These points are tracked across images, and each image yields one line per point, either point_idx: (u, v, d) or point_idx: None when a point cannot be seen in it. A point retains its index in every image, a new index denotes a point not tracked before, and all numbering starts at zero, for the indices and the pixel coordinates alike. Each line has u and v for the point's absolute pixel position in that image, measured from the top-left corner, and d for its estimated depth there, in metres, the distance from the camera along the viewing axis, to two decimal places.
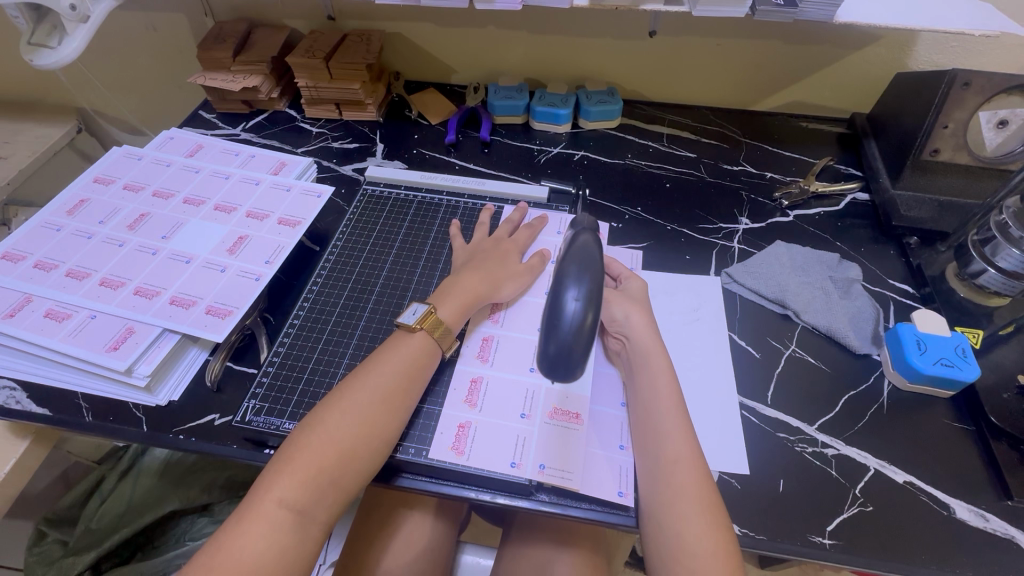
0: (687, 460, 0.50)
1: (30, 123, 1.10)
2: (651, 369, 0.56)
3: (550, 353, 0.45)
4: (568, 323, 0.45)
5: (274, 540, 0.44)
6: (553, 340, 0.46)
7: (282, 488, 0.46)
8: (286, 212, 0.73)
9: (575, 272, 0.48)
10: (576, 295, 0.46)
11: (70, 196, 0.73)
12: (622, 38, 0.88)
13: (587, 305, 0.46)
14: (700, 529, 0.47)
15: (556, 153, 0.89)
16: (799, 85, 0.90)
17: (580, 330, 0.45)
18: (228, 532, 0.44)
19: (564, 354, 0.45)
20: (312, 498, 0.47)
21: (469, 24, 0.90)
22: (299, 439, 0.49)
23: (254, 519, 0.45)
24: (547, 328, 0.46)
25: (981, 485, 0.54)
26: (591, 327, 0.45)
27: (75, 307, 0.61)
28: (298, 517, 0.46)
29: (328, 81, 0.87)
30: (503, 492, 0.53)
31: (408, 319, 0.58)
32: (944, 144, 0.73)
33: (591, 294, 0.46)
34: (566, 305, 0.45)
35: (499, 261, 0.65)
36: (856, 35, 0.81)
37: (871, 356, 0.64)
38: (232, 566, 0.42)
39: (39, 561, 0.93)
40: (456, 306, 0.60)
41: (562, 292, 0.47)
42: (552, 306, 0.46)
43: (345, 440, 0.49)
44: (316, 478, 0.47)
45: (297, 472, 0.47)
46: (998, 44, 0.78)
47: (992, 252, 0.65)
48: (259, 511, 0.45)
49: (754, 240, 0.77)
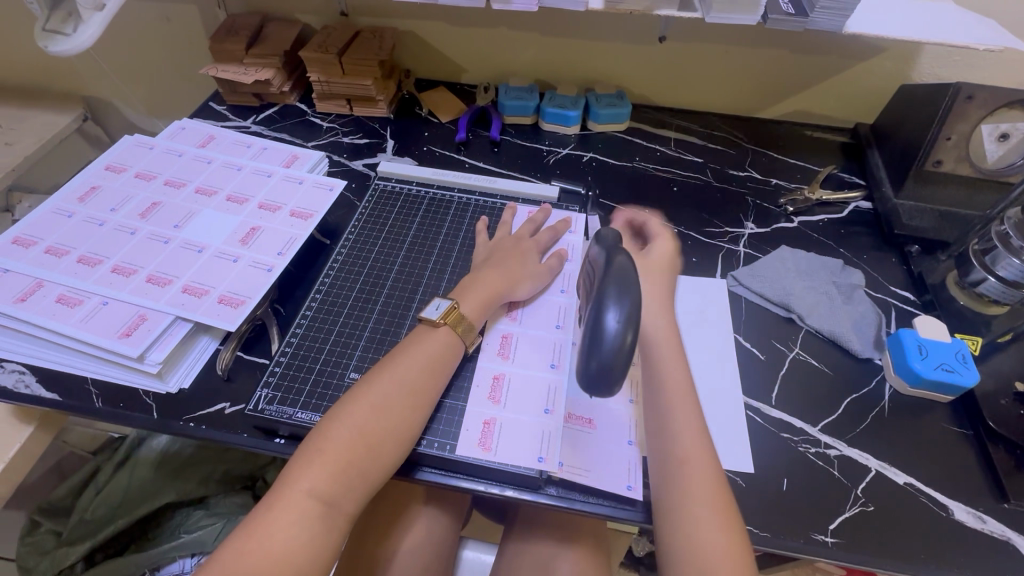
0: (705, 469, 0.50)
1: (35, 110, 1.10)
2: (650, 369, 0.57)
3: (589, 381, 0.44)
4: (607, 349, 0.43)
5: (302, 531, 0.45)
6: (593, 369, 0.44)
7: (311, 479, 0.47)
8: (299, 204, 0.73)
9: (616, 285, 0.45)
10: (617, 316, 0.44)
11: (81, 183, 0.73)
12: (632, 43, 0.89)
13: (627, 326, 0.44)
14: (712, 524, 0.47)
15: (566, 154, 0.90)
16: (805, 94, 0.92)
17: (621, 357, 0.43)
18: (258, 520, 0.45)
19: (602, 382, 0.44)
20: (341, 490, 0.47)
21: (483, 25, 0.91)
22: (325, 431, 0.49)
23: (282, 508, 0.45)
24: (585, 351, 0.45)
25: (979, 488, 0.56)
26: (630, 352, 0.44)
27: (87, 294, 0.62)
28: (327, 508, 0.47)
29: (341, 76, 0.88)
30: (512, 485, 0.54)
31: (431, 314, 0.58)
32: (946, 156, 0.75)
33: (631, 313, 0.44)
34: (605, 326, 0.44)
35: (518, 260, 0.66)
36: (862, 46, 0.83)
37: (872, 360, 0.65)
38: (263, 556, 0.43)
39: (33, 551, 0.94)
40: (477, 301, 0.60)
41: (602, 312, 0.44)
42: (589, 330, 0.45)
43: (373, 433, 0.50)
44: (346, 470, 0.48)
45: (328, 463, 0.47)
46: (1000, 59, 0.80)
47: (993, 261, 0.67)
48: (288, 500, 0.46)
49: (758, 244, 0.78)
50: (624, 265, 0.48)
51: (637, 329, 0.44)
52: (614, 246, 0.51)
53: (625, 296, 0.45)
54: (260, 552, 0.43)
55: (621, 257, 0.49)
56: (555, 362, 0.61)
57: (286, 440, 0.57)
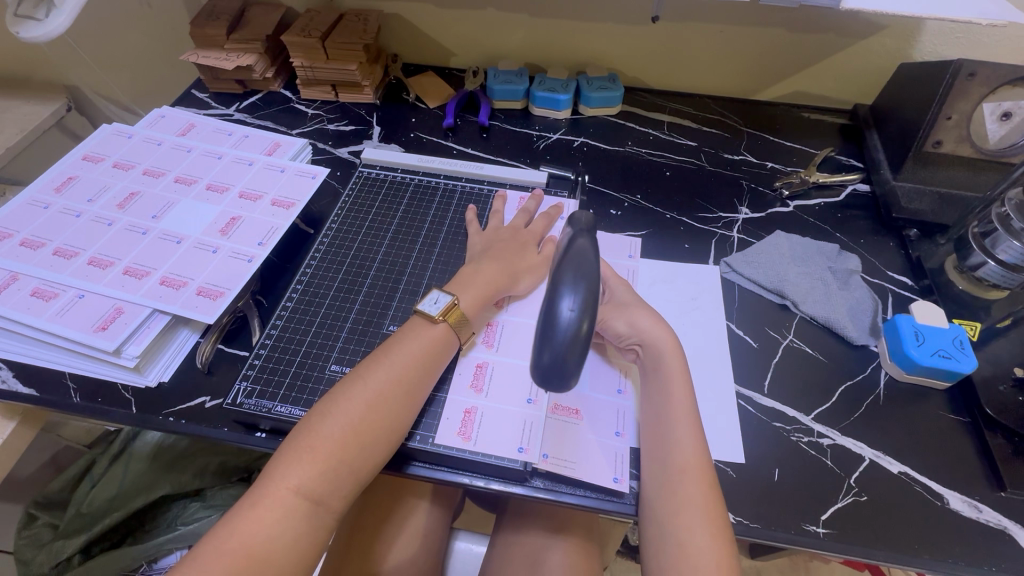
0: (696, 468, 0.49)
1: (17, 101, 1.08)
2: (664, 373, 0.55)
3: (545, 373, 0.43)
4: (560, 339, 0.42)
5: (289, 530, 0.44)
6: (547, 361, 0.43)
7: (299, 476, 0.45)
8: (280, 193, 0.71)
9: (571, 273, 0.45)
10: (571, 304, 0.43)
11: (58, 174, 0.72)
12: (623, 23, 0.87)
13: (583, 314, 0.43)
14: (704, 537, 0.46)
15: (556, 139, 0.87)
16: (801, 75, 0.89)
17: (576, 346, 0.43)
18: (241, 516, 0.44)
19: (557, 373, 0.43)
20: (328, 487, 0.46)
21: (470, 6, 0.88)
22: (314, 426, 0.48)
23: (268, 505, 0.44)
24: (538, 344, 0.44)
25: (975, 475, 0.55)
26: (585, 338, 0.43)
27: (62, 287, 0.60)
28: (312, 505, 0.45)
29: (324, 61, 0.86)
30: (497, 478, 0.53)
31: (431, 309, 0.56)
32: (947, 136, 0.72)
33: (587, 301, 0.44)
34: (559, 315, 0.43)
35: (515, 250, 0.64)
36: (860, 23, 0.81)
37: (868, 347, 0.64)
38: (245, 555, 0.42)
39: (30, 544, 0.94)
40: (477, 295, 0.59)
41: (556, 299, 0.44)
42: (543, 319, 0.44)
43: (365, 429, 0.48)
44: (336, 467, 0.47)
45: (317, 460, 0.46)
46: (1002, 35, 0.78)
47: (992, 244, 0.65)
48: (274, 497, 0.45)
49: (753, 230, 0.76)
50: (583, 251, 0.47)
51: (593, 318, 0.43)
52: (582, 231, 0.50)
53: (581, 283, 0.44)
54: (243, 549, 0.42)
55: (580, 243, 0.48)
56: None
57: (267, 434, 0.56)
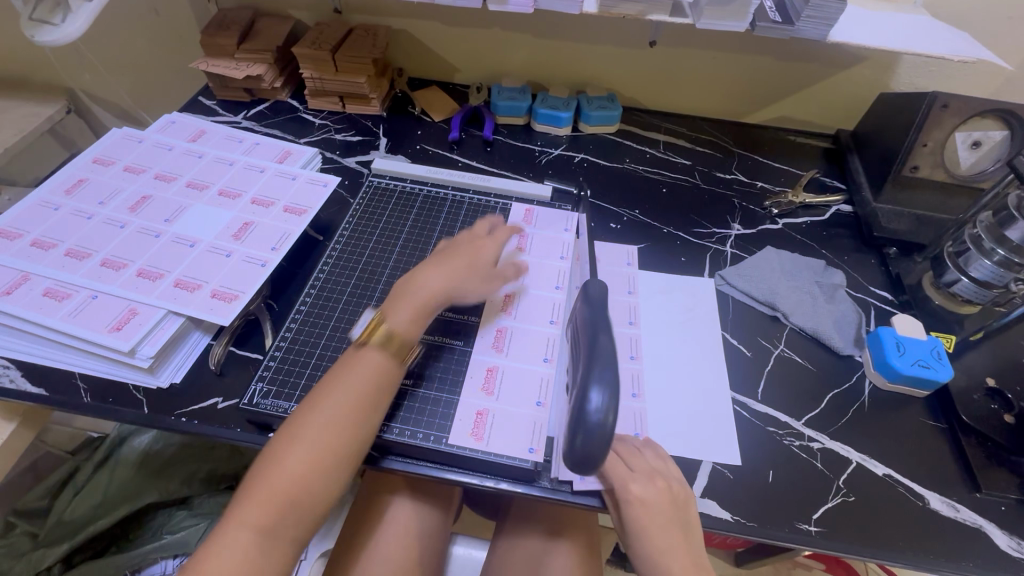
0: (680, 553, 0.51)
1: (15, 102, 1.08)
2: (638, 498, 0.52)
3: (574, 462, 0.45)
4: (591, 429, 0.44)
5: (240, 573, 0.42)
6: (577, 451, 0.44)
7: (246, 515, 0.44)
8: (292, 201, 0.73)
9: (598, 366, 0.46)
10: (597, 400, 0.44)
11: (68, 176, 0.72)
12: (624, 47, 0.91)
13: (611, 404, 0.44)
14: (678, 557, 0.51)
15: (557, 154, 0.91)
16: (789, 100, 0.95)
17: (607, 425, 0.44)
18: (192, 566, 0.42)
19: (585, 462, 0.44)
20: (279, 524, 0.44)
21: (476, 25, 0.92)
22: (261, 463, 0.47)
23: (218, 550, 0.42)
24: (572, 427, 0.45)
25: (953, 478, 0.58)
26: (612, 432, 0.44)
27: (75, 287, 0.61)
28: (266, 545, 0.43)
29: (334, 74, 0.88)
30: (507, 478, 0.55)
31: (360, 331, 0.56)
32: (923, 161, 0.78)
33: (614, 389, 0.44)
34: (587, 401, 0.44)
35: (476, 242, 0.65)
36: (843, 55, 0.86)
37: (853, 357, 0.68)
38: None
39: (6, 554, 0.91)
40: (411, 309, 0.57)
41: (584, 393, 0.45)
42: (575, 410, 0.45)
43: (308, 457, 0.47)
44: (284, 502, 0.45)
45: (263, 496, 0.44)
46: (970, 70, 0.84)
47: (965, 262, 0.70)
48: (223, 542, 0.43)
49: (745, 246, 0.80)
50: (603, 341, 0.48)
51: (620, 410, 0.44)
52: (600, 308, 0.52)
53: (607, 375, 0.45)
54: None
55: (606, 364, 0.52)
56: (547, 356, 0.62)
57: None
